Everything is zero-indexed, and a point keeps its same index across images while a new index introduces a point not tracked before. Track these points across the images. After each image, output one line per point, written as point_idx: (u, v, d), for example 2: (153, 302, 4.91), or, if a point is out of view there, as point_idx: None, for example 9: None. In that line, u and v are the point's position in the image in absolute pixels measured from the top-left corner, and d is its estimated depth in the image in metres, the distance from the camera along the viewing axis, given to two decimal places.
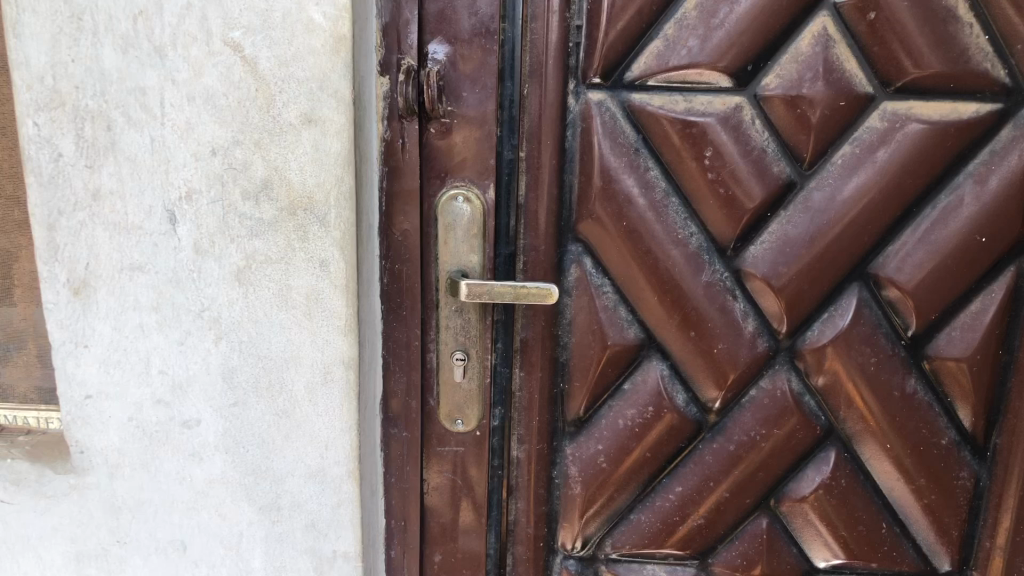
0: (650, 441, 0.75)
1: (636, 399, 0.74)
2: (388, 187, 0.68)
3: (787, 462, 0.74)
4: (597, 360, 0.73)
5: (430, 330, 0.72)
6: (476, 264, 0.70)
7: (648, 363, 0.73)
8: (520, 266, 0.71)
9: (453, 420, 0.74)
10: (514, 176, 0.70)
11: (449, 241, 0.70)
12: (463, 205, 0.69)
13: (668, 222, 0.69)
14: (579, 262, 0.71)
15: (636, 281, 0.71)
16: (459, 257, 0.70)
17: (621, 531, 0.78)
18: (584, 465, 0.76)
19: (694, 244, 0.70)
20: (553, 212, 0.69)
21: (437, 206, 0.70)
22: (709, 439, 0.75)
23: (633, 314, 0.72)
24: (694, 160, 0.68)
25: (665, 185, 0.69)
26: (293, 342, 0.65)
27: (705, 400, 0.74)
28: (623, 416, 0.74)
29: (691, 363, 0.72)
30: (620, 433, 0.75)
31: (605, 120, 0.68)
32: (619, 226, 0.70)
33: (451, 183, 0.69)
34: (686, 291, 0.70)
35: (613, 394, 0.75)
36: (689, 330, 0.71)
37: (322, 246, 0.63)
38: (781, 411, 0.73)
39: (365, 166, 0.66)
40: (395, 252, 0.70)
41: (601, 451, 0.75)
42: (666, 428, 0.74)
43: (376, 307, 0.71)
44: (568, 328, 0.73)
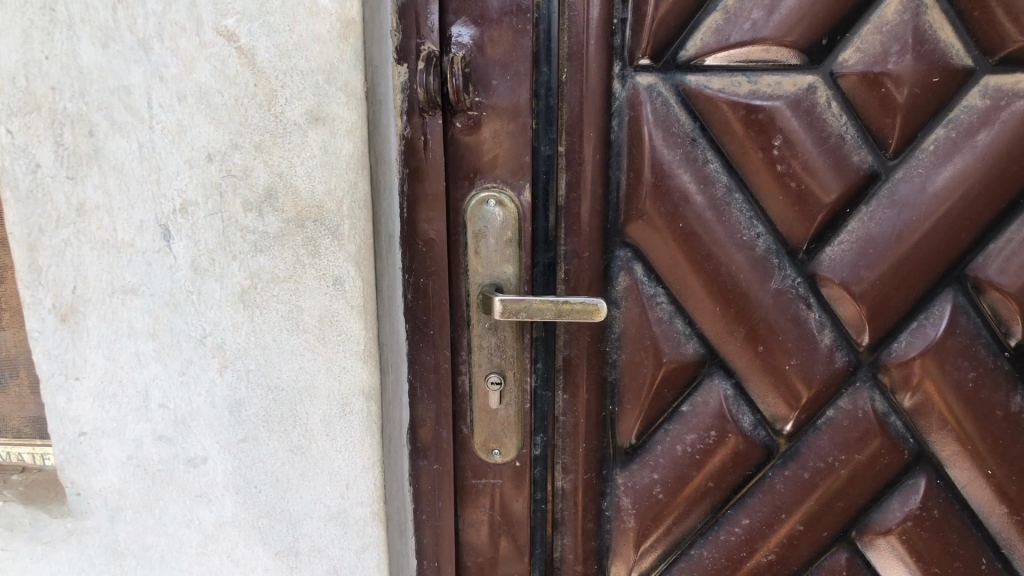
0: (713, 468, 0.66)
1: (696, 423, 0.65)
2: (411, 190, 0.59)
3: (867, 491, 0.66)
4: (652, 381, 0.65)
5: (462, 349, 0.62)
6: (512, 277, 0.60)
7: (709, 381, 0.65)
8: (561, 276, 0.63)
9: (489, 450, 0.64)
10: (553, 176, 0.62)
11: (480, 251, 0.60)
12: (495, 210, 0.59)
13: (731, 223, 0.61)
14: (629, 270, 0.63)
15: (696, 290, 0.62)
16: (491, 268, 0.60)
17: (680, 569, 0.70)
18: (638, 496, 0.67)
19: (761, 246, 0.61)
20: (599, 214, 0.61)
21: (465, 211, 0.60)
22: (779, 467, 0.66)
23: (692, 327, 0.64)
24: (761, 151, 0.59)
25: (727, 179, 0.60)
26: (307, 370, 0.57)
27: (775, 422, 0.65)
28: (681, 442, 0.66)
29: (757, 381, 0.64)
30: (678, 461, 0.66)
31: (656, 106, 0.59)
32: (674, 228, 0.61)
33: (481, 185, 0.60)
34: (753, 300, 0.62)
35: (669, 417, 0.66)
36: (756, 345, 0.63)
37: (335, 261, 0.55)
38: (863, 433, 0.64)
39: (386, 170, 0.57)
40: (419, 264, 0.60)
41: (657, 480, 0.67)
42: (730, 454, 0.66)
43: (400, 327, 0.61)
44: (617, 345, 0.65)
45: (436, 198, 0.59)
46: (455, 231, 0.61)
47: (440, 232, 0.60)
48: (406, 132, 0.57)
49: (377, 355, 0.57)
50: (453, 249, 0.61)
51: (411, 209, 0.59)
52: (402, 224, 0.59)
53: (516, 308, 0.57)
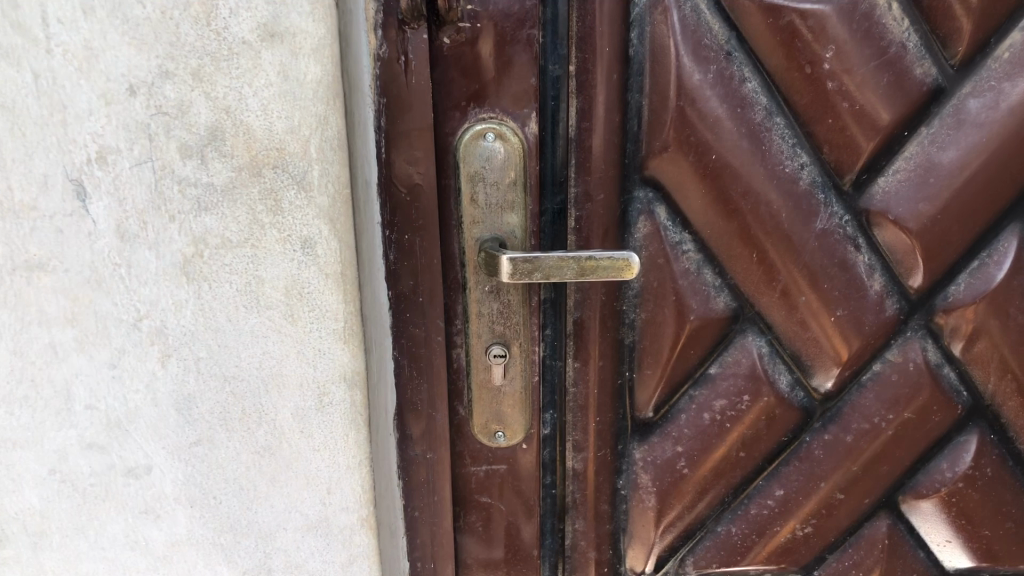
0: (744, 437, 0.58)
1: (726, 387, 0.57)
2: (390, 126, 0.47)
3: (915, 452, 0.58)
4: (676, 342, 0.56)
5: (456, 317, 0.52)
6: (516, 227, 0.50)
7: (742, 339, 0.56)
8: (570, 224, 0.53)
9: (491, 434, 0.55)
10: (560, 103, 0.51)
11: (477, 197, 0.49)
12: (495, 145, 0.48)
13: (770, 153, 0.51)
14: (650, 213, 0.53)
15: (728, 235, 0.53)
16: (492, 218, 0.50)
17: (705, 548, 0.62)
18: (659, 472, 0.59)
19: (805, 180, 0.52)
20: (615, 148, 0.51)
21: (457, 148, 0.49)
22: (818, 432, 0.58)
23: (723, 278, 0.55)
24: (807, 66, 0.49)
25: (767, 101, 0.51)
26: (272, 356, 0.46)
27: (815, 381, 0.57)
28: (709, 409, 0.57)
29: (797, 336, 0.55)
30: (706, 431, 0.58)
31: (685, 13, 0.49)
32: (704, 162, 0.51)
33: (477, 115, 0.48)
34: (795, 243, 0.53)
35: (695, 381, 0.57)
36: (797, 295, 0.54)
37: (302, 219, 0.43)
38: (913, 389, 0.56)
39: (359, 98, 0.45)
40: (404, 216, 0.49)
41: (682, 453, 0.58)
42: (764, 418, 0.57)
43: (381, 295, 0.50)
44: (635, 302, 0.55)
45: (423, 134, 0.48)
46: (445, 174, 0.49)
47: (428, 176, 0.48)
48: (382, 51, 0.46)
49: (358, 332, 0.46)
50: (444, 197, 0.50)
51: (391, 149, 0.48)
52: (380, 169, 0.48)
53: (528, 267, 0.46)
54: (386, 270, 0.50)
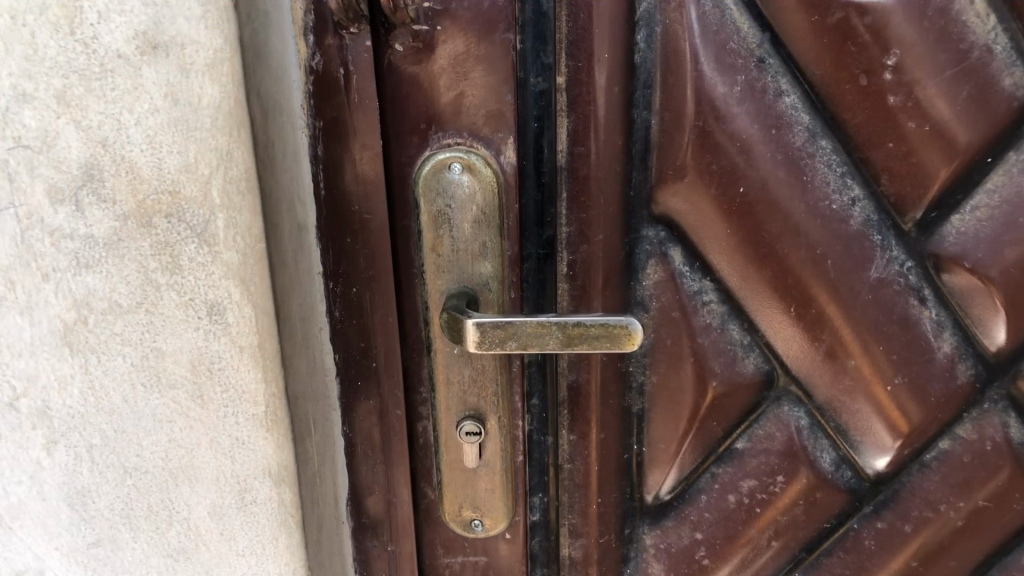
0: (777, 523, 0.48)
1: (756, 466, 0.47)
2: (331, 155, 0.38)
3: (988, 548, 0.48)
4: (693, 411, 0.46)
5: (421, 384, 0.43)
6: (490, 279, 0.40)
7: (775, 409, 0.46)
8: (562, 270, 0.43)
9: (466, 522, 0.45)
10: (548, 123, 0.41)
11: (440, 243, 0.39)
12: (462, 178, 0.38)
13: (812, 186, 0.41)
14: (662, 256, 0.43)
15: (758, 284, 0.43)
16: (460, 268, 0.40)
17: None
18: (674, 561, 0.49)
19: (857, 219, 0.41)
20: (619, 177, 0.41)
21: (415, 182, 0.39)
22: (869, 518, 0.48)
23: (751, 335, 0.45)
24: (863, 76, 0.38)
25: (810, 121, 0.40)
26: (180, 445, 0.37)
27: (865, 460, 0.46)
28: (734, 490, 0.48)
29: (844, 407, 0.45)
30: (730, 516, 0.48)
31: (705, 9, 0.38)
32: (729, 196, 0.41)
33: (439, 141, 0.38)
34: (844, 297, 0.42)
35: (717, 457, 0.47)
36: (845, 358, 0.44)
37: (207, 281, 0.34)
38: (989, 473, 0.46)
39: (288, 136, 0.36)
40: (350, 267, 0.39)
41: (701, 541, 0.49)
42: (802, 504, 0.48)
43: (325, 360, 0.41)
44: (644, 364, 0.45)
45: (373, 163, 0.38)
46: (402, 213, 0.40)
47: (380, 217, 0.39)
48: (317, 63, 0.36)
49: (286, 416, 0.37)
50: (402, 241, 0.40)
51: (332, 183, 0.38)
52: (320, 207, 0.38)
53: (500, 334, 0.37)
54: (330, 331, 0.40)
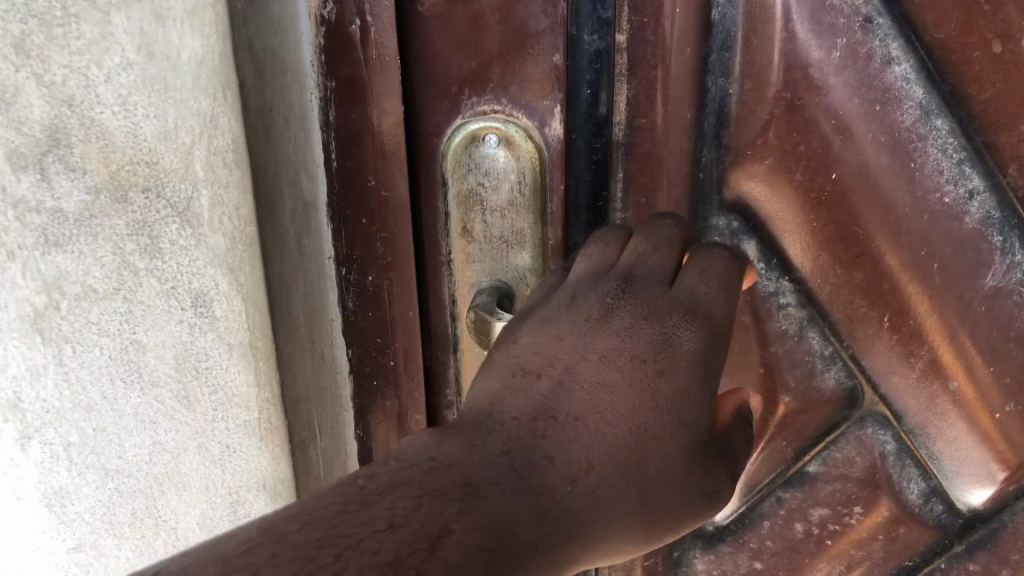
0: (850, 557, 0.42)
1: (828, 494, 0.41)
2: (343, 121, 0.32)
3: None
4: (760, 427, 0.40)
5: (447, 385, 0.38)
6: (526, 272, 0.35)
7: (857, 431, 0.40)
8: None
9: None
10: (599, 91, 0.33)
11: (472, 226, 0.34)
12: (498, 153, 0.33)
13: (922, 174, 0.33)
14: (733, 249, 0.37)
15: (847, 287, 0.36)
16: (494, 256, 0.35)
17: None
18: None
19: (976, 214, 0.34)
20: (688, 155, 0.35)
21: (445, 157, 0.33)
22: (960, 560, 0.40)
23: (835, 346, 0.38)
24: (998, 42, 0.30)
25: (928, 95, 0.32)
26: (165, 448, 0.34)
27: (958, 493, 0.39)
28: (802, 519, 0.42)
29: (939, 432, 0.38)
30: (797, 546, 0.43)
31: None
32: (816, 182, 0.34)
33: (471, 109, 0.33)
34: (949, 307, 0.35)
35: (785, 482, 0.42)
36: (945, 376, 0.37)
37: (193, 271, 0.30)
38: None
39: (280, 119, 0.32)
40: (367, 252, 0.35)
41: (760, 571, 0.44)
42: (881, 539, 0.41)
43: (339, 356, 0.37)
44: None
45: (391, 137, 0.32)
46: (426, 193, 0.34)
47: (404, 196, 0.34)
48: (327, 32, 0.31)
49: (279, 428, 0.35)
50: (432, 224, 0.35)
51: (346, 155, 0.33)
52: (332, 182, 0.34)
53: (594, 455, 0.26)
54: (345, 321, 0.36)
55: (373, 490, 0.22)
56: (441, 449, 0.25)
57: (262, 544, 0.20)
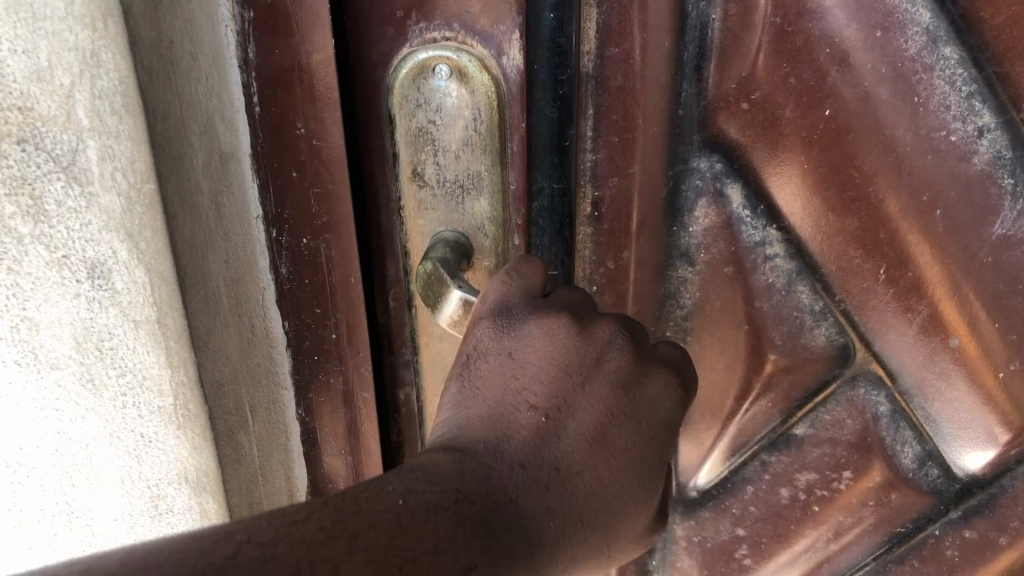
0: (837, 523, 0.39)
1: (817, 457, 0.38)
2: (266, 60, 0.29)
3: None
4: (744, 384, 0.37)
5: (404, 343, 0.35)
6: (484, 221, 0.32)
7: (848, 391, 0.37)
8: (584, 208, 0.33)
9: None
10: (568, 15, 0.29)
11: (422, 168, 0.31)
12: (450, 87, 0.29)
13: (926, 108, 0.30)
14: (715, 194, 0.34)
15: (839, 235, 0.33)
16: (448, 203, 0.31)
17: None
18: (708, 553, 0.42)
19: (987, 154, 0.30)
20: (666, 91, 0.31)
21: (389, 89, 0.30)
22: (956, 526, 0.37)
23: (825, 301, 0.35)
24: None
25: (937, 19, 0.28)
26: (70, 431, 0.31)
27: (958, 458, 0.36)
28: (789, 482, 0.39)
29: (937, 393, 0.35)
30: (782, 513, 0.40)
31: None
32: (804, 117, 0.31)
33: (419, 34, 0.29)
34: (953, 256, 0.32)
35: (769, 445, 0.39)
36: (945, 334, 0.34)
37: (92, 239, 0.26)
38: None
39: (186, 57, 0.27)
40: (297, 211, 0.31)
41: (743, 538, 0.41)
42: (871, 504, 0.38)
43: (272, 322, 0.35)
44: (685, 330, 0.37)
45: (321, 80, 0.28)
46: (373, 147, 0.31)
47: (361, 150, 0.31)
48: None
49: (199, 413, 0.32)
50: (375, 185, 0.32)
51: (272, 100, 0.29)
52: (257, 131, 0.30)
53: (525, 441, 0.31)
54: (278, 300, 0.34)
55: (416, 510, 0.22)
56: (463, 479, 0.25)
57: (334, 536, 0.20)
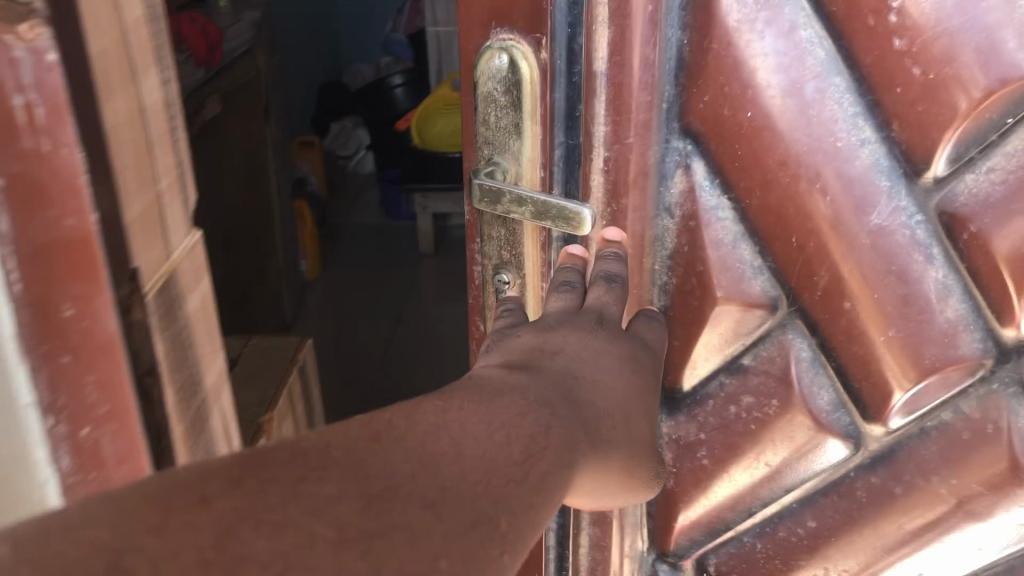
0: (771, 446, 0.52)
1: (756, 387, 0.51)
2: (24, 235, 0.39)
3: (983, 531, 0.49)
4: (698, 318, 0.50)
5: (477, 236, 0.52)
6: (523, 160, 0.48)
7: (780, 336, 0.49)
8: (597, 163, 0.47)
9: None
10: (579, 30, 0.44)
11: (489, 118, 0.47)
12: (507, 71, 0.45)
13: (815, 120, 0.43)
14: (687, 166, 0.47)
15: (768, 209, 0.46)
16: (501, 142, 0.48)
17: (728, 554, 0.58)
18: (680, 454, 0.55)
19: (861, 160, 0.43)
20: (651, 90, 0.45)
21: (476, 64, 0.46)
22: (865, 470, 0.51)
23: (761, 259, 0.48)
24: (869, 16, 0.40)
25: (823, 56, 0.42)
26: None
27: (862, 408, 0.49)
28: (736, 403, 0.52)
29: (845, 346, 0.47)
30: (731, 425, 0.52)
31: None
32: (740, 117, 0.44)
33: (498, 32, 0.45)
34: (845, 235, 0.45)
35: (726, 370, 0.52)
36: (839, 301, 0.46)
37: None
38: (983, 455, 0.47)
39: None
40: (57, 387, 0.43)
41: (704, 442, 0.54)
42: (790, 433, 0.51)
43: (44, 468, 0.46)
44: (667, 265, 0.50)
45: (82, 253, 0.39)
46: (139, 285, 0.43)
47: (144, 256, 0.43)
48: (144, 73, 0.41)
49: None
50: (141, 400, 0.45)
51: (39, 275, 0.40)
52: (18, 315, 0.41)
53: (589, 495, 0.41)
54: (164, 411, 0.47)
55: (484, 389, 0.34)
56: (512, 379, 0.37)
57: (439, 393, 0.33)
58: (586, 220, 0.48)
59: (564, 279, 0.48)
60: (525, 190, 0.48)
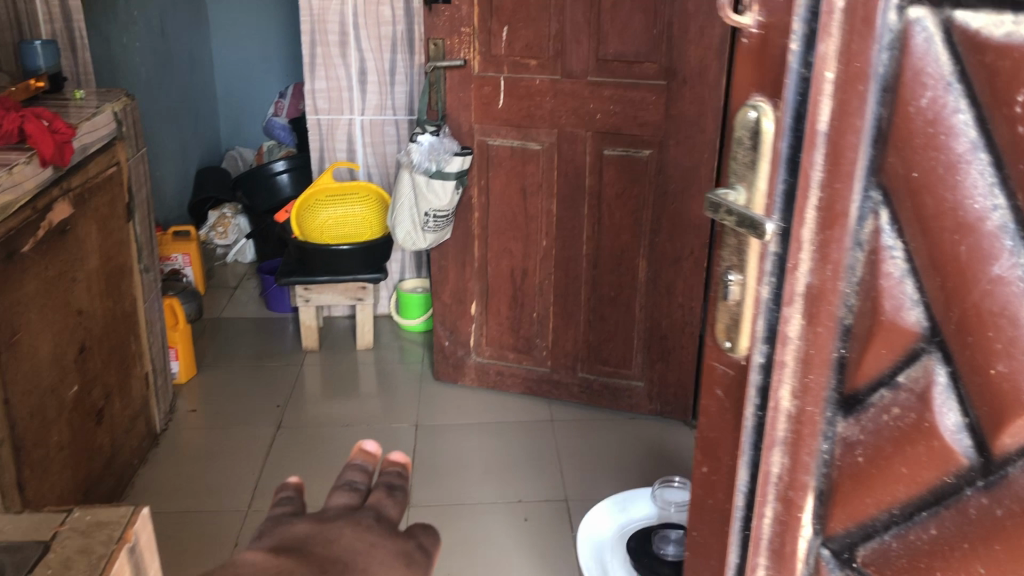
0: (911, 456, 0.54)
1: (906, 398, 0.53)
2: None
3: None
4: (868, 337, 0.54)
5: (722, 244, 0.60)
6: (755, 193, 0.55)
7: (927, 360, 0.52)
8: (811, 202, 0.54)
9: (724, 339, 0.61)
10: (808, 100, 0.52)
11: (734, 159, 0.57)
12: (754, 124, 0.54)
13: (962, 182, 0.48)
14: (875, 214, 0.52)
15: (925, 253, 0.50)
16: (741, 176, 0.56)
17: (870, 547, 0.59)
18: (842, 451, 0.58)
19: (993, 220, 0.47)
20: (857, 149, 0.51)
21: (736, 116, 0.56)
22: (979, 491, 0.52)
23: (921, 293, 0.51)
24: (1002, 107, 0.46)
25: (976, 135, 0.47)
26: None
27: (988, 433, 0.51)
28: (890, 411, 0.55)
29: (983, 381, 0.50)
30: (885, 433, 0.55)
31: (919, 47, 0.48)
32: (906, 177, 0.50)
33: (756, 95, 0.55)
34: (970, 281, 0.49)
35: (886, 383, 0.54)
36: (966, 335, 0.50)
37: None
38: None
39: None
40: None
41: (861, 441, 0.57)
42: (926, 447, 0.53)
43: None
44: (856, 289, 0.54)
45: None
46: None
47: None
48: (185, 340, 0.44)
49: None
50: None
51: None
52: None
53: None
54: None
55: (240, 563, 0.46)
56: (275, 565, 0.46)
57: None
58: (765, 233, 0.55)
59: (350, 480, 0.56)
60: (739, 208, 0.56)
